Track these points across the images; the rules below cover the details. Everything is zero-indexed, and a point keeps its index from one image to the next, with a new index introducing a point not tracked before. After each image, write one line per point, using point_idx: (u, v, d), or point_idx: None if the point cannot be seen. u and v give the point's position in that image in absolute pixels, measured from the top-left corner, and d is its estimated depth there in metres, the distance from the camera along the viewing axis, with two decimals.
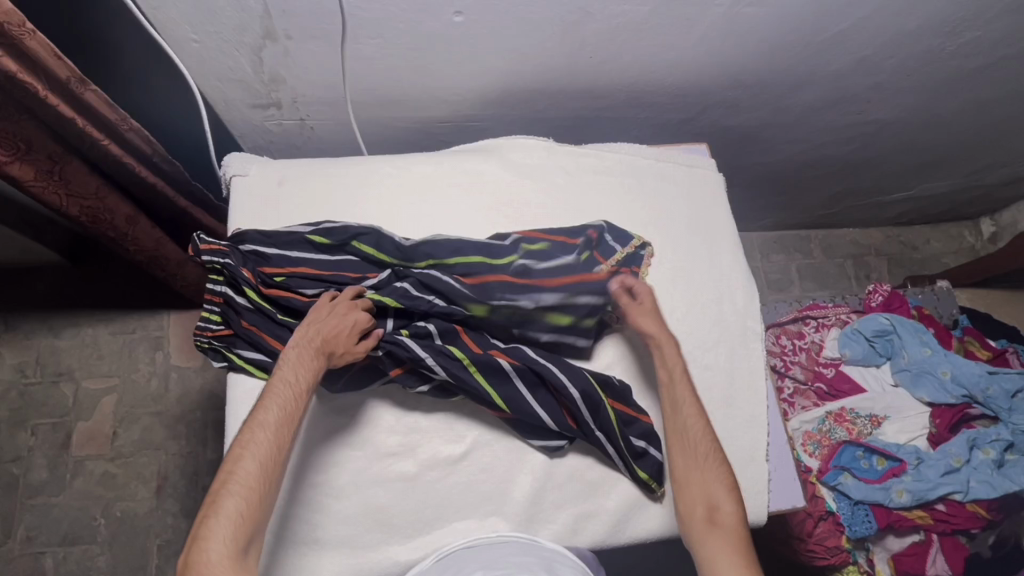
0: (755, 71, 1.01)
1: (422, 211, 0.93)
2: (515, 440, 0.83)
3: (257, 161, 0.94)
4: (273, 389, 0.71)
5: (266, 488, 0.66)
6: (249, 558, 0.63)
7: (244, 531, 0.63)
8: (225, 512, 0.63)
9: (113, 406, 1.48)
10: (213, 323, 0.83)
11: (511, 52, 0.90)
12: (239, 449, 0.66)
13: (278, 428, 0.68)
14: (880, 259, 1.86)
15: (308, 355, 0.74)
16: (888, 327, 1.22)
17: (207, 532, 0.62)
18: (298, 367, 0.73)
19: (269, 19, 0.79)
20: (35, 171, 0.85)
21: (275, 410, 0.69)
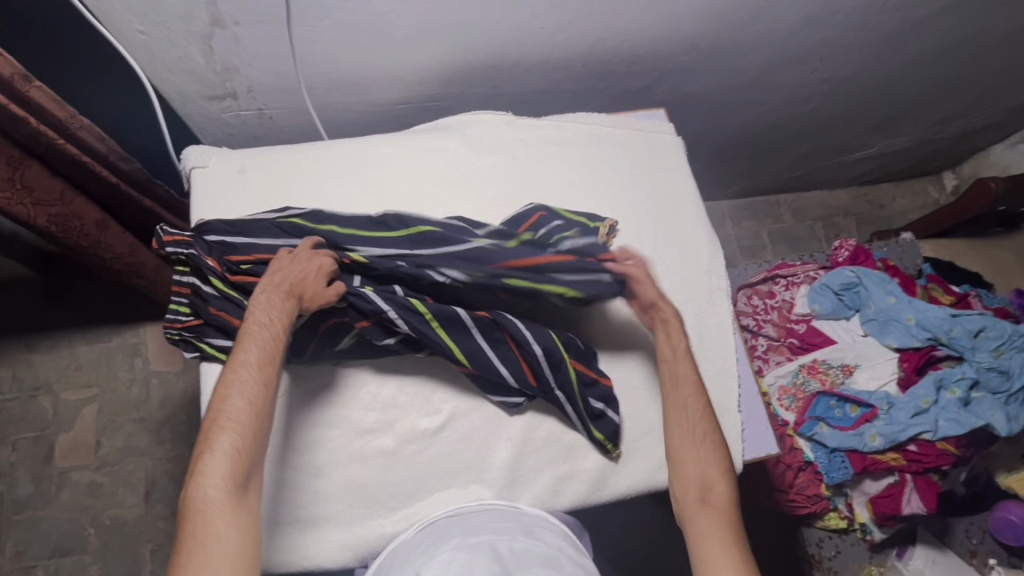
0: (706, 34, 1.03)
1: (386, 190, 0.93)
2: (492, 409, 0.84)
3: (215, 152, 0.93)
4: (250, 331, 0.71)
5: (257, 425, 0.67)
6: (249, 492, 0.65)
7: (240, 465, 0.65)
8: (219, 450, 0.64)
9: (94, 415, 1.46)
10: (182, 314, 0.84)
11: (461, 26, 0.90)
12: (223, 390, 0.67)
13: (260, 368, 0.69)
14: (848, 219, 1.89)
15: (281, 298, 0.74)
16: (855, 279, 1.25)
17: (204, 468, 0.64)
18: (271, 309, 0.73)
19: (214, 5, 0.78)
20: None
21: (254, 349, 0.69)
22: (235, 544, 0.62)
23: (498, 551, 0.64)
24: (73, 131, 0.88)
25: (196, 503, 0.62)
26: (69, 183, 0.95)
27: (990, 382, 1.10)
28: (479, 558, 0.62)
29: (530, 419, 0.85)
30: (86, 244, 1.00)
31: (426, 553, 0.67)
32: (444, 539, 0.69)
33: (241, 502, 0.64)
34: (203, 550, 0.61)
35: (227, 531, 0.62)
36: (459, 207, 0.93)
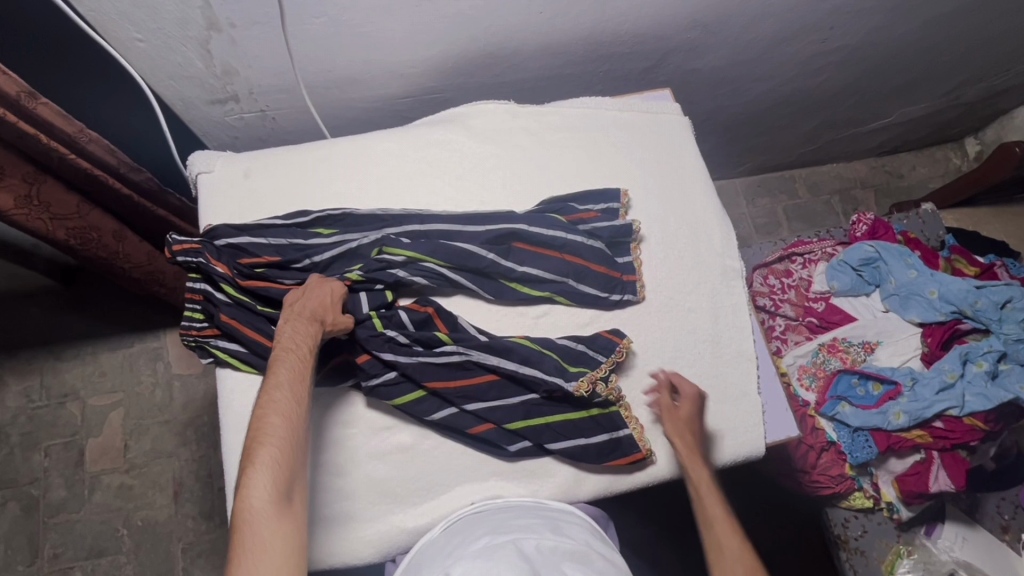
0: (711, 9, 1.00)
1: (390, 187, 0.93)
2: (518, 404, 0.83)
3: (220, 156, 0.94)
4: (280, 355, 0.72)
5: (296, 437, 0.68)
6: (292, 505, 0.65)
7: (282, 474, 0.65)
8: (262, 461, 0.65)
9: (121, 419, 1.50)
10: (197, 322, 0.84)
11: (457, 15, 0.88)
12: (262, 409, 0.68)
13: (292, 385, 0.70)
14: (866, 191, 1.85)
15: (305, 325, 0.76)
16: (874, 254, 1.22)
17: (248, 481, 0.64)
18: (295, 336, 0.74)
19: (209, 9, 0.78)
20: (14, 198, 0.86)
21: (286, 370, 0.71)
22: (282, 554, 0.61)
23: (525, 551, 0.63)
24: (82, 144, 0.87)
25: (242, 517, 0.62)
26: (86, 196, 0.97)
27: (1018, 354, 1.07)
28: (507, 558, 0.61)
29: None
30: (107, 254, 1.01)
31: (453, 553, 0.67)
32: (470, 539, 0.69)
33: (284, 514, 0.64)
34: (252, 562, 0.60)
35: (273, 540, 0.62)
36: (464, 199, 0.93)
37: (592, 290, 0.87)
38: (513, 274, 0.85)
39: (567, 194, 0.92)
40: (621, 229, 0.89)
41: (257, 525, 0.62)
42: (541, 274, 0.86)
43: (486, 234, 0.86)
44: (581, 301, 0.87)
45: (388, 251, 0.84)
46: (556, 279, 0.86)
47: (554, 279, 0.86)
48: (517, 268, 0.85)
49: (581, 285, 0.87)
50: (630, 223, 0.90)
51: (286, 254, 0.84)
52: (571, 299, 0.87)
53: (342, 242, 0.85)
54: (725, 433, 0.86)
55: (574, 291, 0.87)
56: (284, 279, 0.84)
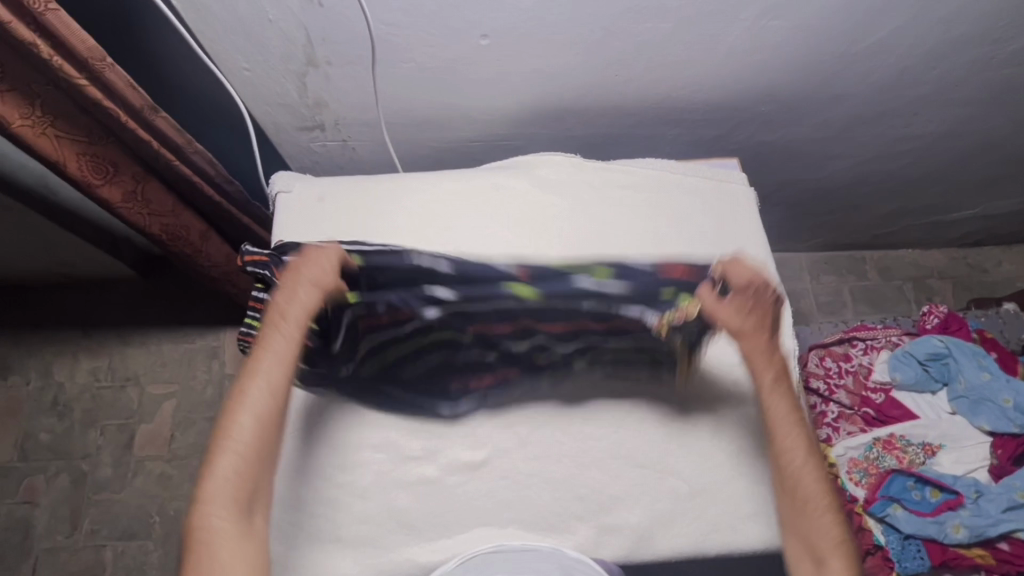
0: (788, 86, 1.01)
1: (451, 227, 0.96)
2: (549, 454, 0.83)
3: (300, 179, 1.01)
4: (259, 360, 0.72)
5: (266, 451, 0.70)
6: (254, 517, 0.69)
7: (240, 489, 0.67)
8: (223, 473, 0.67)
9: (172, 410, 1.58)
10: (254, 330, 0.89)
11: (535, 72, 0.93)
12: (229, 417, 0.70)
13: (268, 386, 0.71)
14: (943, 281, 1.75)
15: (294, 324, 0.74)
16: (943, 349, 1.15)
17: (208, 496, 0.66)
18: (281, 338, 0.73)
19: (311, 48, 0.85)
20: (123, 192, 0.94)
21: (263, 378, 0.72)
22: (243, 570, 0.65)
23: None
24: (188, 154, 0.95)
25: (197, 529, 0.65)
26: (182, 198, 1.05)
27: None
28: None
29: (576, 463, 0.83)
30: (190, 254, 1.11)
31: None
32: None
33: (247, 529, 0.67)
34: None
35: (232, 559, 0.64)
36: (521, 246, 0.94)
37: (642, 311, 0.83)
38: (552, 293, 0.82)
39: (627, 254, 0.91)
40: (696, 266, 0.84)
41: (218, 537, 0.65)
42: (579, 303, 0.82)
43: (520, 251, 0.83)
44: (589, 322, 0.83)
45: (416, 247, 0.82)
46: (587, 293, 0.82)
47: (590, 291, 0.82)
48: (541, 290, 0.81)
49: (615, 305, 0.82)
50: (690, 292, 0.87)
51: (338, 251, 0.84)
52: (603, 316, 0.82)
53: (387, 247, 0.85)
54: (758, 518, 0.82)
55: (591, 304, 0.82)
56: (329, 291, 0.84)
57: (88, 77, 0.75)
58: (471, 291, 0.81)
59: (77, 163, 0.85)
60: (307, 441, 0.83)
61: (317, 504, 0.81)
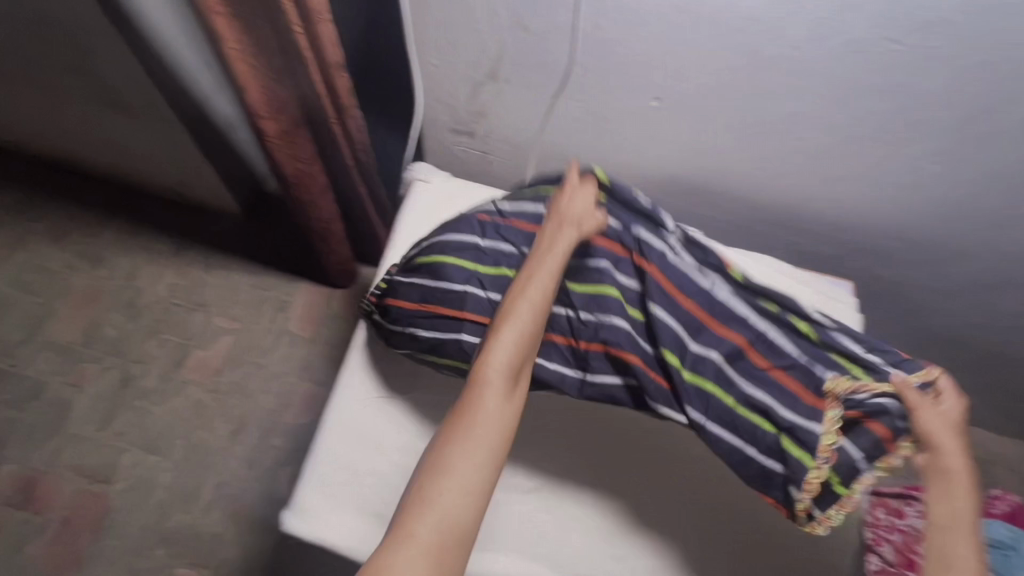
0: (923, 230, 1.02)
1: (509, 516, 0.82)
2: (597, 504, 0.84)
3: (438, 174, 1.07)
4: (541, 248, 0.77)
5: (524, 334, 0.72)
6: (506, 434, 0.68)
7: (506, 395, 0.69)
8: (486, 399, 0.68)
9: (228, 345, 1.64)
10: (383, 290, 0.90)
11: (689, 144, 0.97)
12: (518, 292, 0.74)
13: (531, 303, 0.73)
14: (1009, 473, 1.67)
15: (575, 232, 0.78)
16: (1009, 539, 1.09)
17: (468, 430, 0.66)
18: (563, 240, 0.77)
19: (498, 63, 0.93)
20: (279, 130, 1.02)
21: (546, 266, 0.75)
22: (479, 482, 0.64)
23: None
24: (344, 114, 1.05)
25: (480, 383, 0.69)
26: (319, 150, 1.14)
27: None
28: None
29: (619, 520, 0.83)
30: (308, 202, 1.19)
31: None
32: None
33: (501, 451, 0.67)
34: (437, 499, 0.62)
35: (475, 478, 0.64)
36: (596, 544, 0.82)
37: (778, 469, 0.76)
38: (736, 395, 0.78)
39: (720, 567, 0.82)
40: (882, 347, 0.79)
41: (475, 434, 0.66)
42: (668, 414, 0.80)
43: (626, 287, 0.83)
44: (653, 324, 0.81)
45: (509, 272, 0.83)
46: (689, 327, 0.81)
47: (728, 307, 0.80)
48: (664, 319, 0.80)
49: (755, 346, 0.79)
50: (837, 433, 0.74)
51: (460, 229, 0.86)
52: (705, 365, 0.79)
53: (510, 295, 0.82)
54: None
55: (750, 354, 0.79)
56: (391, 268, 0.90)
57: (305, 24, 0.86)
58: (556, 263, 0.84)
59: (259, 92, 0.94)
60: (376, 413, 0.86)
61: (369, 474, 0.83)
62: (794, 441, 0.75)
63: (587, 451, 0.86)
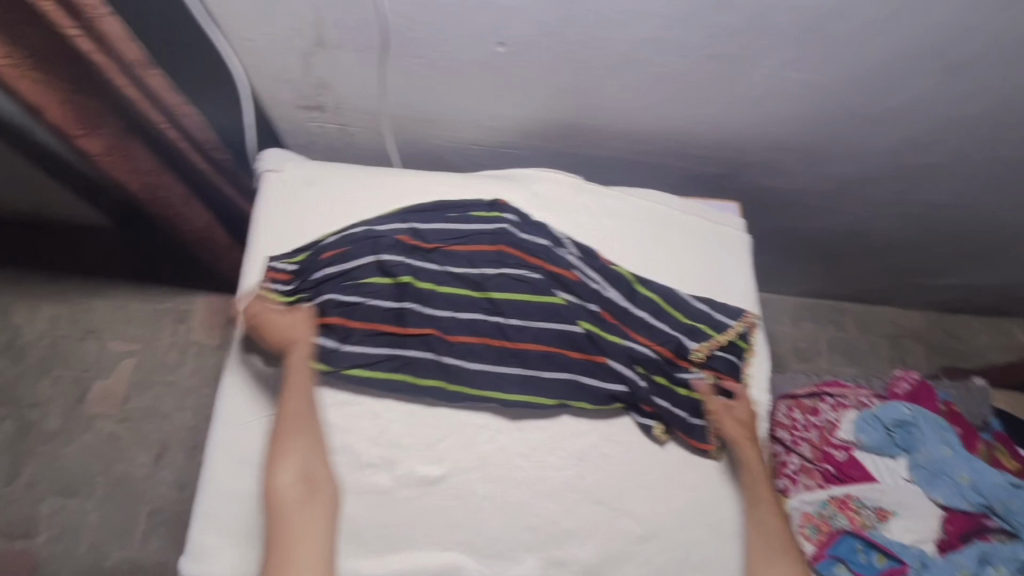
0: (799, 138, 1.00)
1: (420, 510, 0.80)
2: (508, 479, 0.83)
3: (293, 160, 0.98)
4: (287, 384, 0.80)
5: (305, 455, 0.77)
6: (322, 524, 0.74)
7: (303, 498, 0.74)
8: (289, 514, 0.73)
9: (131, 369, 1.54)
10: (271, 302, 0.86)
11: (550, 86, 0.90)
12: (281, 434, 0.77)
13: (300, 412, 0.78)
14: (918, 344, 1.79)
15: (303, 356, 0.82)
16: (910, 418, 1.15)
17: (286, 544, 0.71)
18: (304, 369, 0.81)
19: (320, 28, 0.82)
20: (103, 145, 0.93)
21: (298, 396, 0.79)
22: None
23: None
24: (177, 117, 0.93)
25: (279, 519, 0.73)
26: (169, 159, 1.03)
27: None
28: None
29: (531, 490, 0.83)
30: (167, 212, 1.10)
31: None
32: None
33: (323, 542, 0.73)
34: None
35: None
36: (511, 519, 0.81)
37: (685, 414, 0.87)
38: (614, 354, 0.87)
39: (635, 513, 0.83)
40: (734, 312, 0.93)
41: (287, 544, 0.71)
42: (587, 382, 0.85)
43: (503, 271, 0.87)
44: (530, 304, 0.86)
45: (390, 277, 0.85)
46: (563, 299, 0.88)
47: (620, 302, 0.90)
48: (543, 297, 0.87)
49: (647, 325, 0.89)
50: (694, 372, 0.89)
51: (358, 251, 0.86)
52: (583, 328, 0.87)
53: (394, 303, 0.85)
54: (706, 569, 0.82)
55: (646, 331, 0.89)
56: (280, 284, 0.86)
57: (81, 25, 0.75)
58: (434, 259, 0.87)
59: (59, 110, 0.84)
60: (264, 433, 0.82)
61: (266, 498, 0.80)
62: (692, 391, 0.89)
63: (491, 429, 0.85)
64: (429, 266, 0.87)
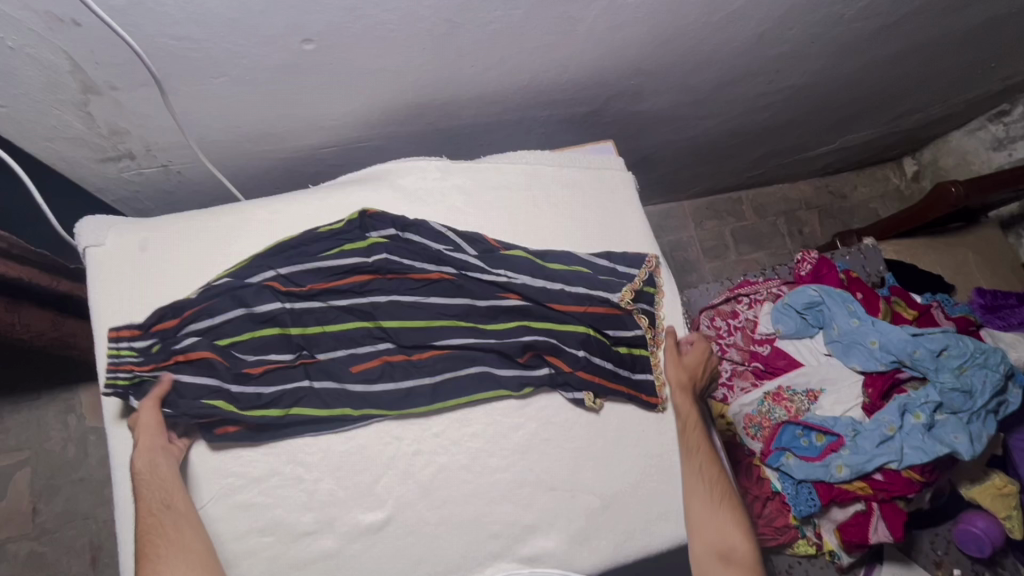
0: (656, 58, 0.95)
1: (374, 560, 0.76)
2: (457, 497, 0.80)
3: (113, 225, 0.83)
4: (148, 494, 0.68)
5: (184, 549, 0.66)
6: None
7: None
8: None
9: (28, 480, 1.36)
10: (126, 358, 0.75)
11: (382, 71, 0.80)
12: (148, 537, 0.65)
13: (172, 526, 0.67)
14: (811, 212, 1.88)
15: (154, 452, 0.71)
16: (818, 298, 1.21)
17: None
18: (161, 465, 0.70)
19: (82, 72, 0.68)
20: None
21: (165, 503, 0.68)
22: None
23: None
24: None
25: None
26: None
27: (954, 403, 1.07)
28: None
29: (483, 500, 0.80)
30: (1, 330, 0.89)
31: None
32: None
33: None
34: None
35: None
36: (471, 534, 0.79)
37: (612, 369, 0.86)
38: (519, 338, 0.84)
39: (590, 489, 0.83)
40: (635, 259, 0.92)
41: None
42: (497, 370, 0.83)
43: (388, 288, 0.83)
44: (423, 315, 0.83)
45: (266, 328, 0.78)
46: (456, 300, 0.84)
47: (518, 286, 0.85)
48: (433, 306, 0.83)
49: (551, 304, 0.85)
50: (614, 321, 0.88)
51: (223, 305, 0.77)
52: (483, 324, 0.84)
53: (278, 355, 0.78)
54: (669, 517, 0.83)
55: (548, 310, 0.86)
56: (130, 340, 0.76)
57: None
58: (310, 295, 0.81)
59: None
60: None
61: None
62: (630, 346, 0.89)
63: (426, 453, 0.80)
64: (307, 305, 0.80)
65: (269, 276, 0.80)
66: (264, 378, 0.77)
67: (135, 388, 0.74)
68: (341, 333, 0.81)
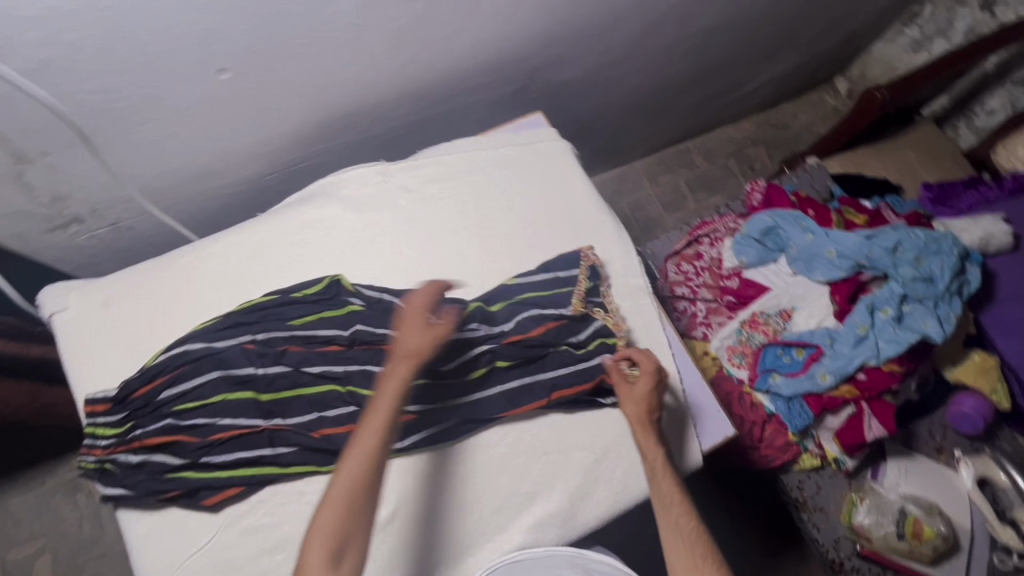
0: (565, 25, 0.98)
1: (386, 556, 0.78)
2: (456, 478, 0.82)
3: (74, 289, 0.85)
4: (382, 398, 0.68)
5: (354, 516, 0.61)
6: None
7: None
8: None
9: (49, 566, 1.36)
10: (100, 438, 0.76)
11: (303, 87, 0.82)
12: (347, 465, 0.63)
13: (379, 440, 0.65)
14: (758, 148, 1.92)
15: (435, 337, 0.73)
16: (772, 223, 1.25)
17: None
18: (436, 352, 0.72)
19: (10, 144, 0.70)
20: None
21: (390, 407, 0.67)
22: None
23: None
24: None
25: None
26: None
27: (918, 292, 1.11)
28: None
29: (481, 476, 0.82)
30: None
31: None
32: None
33: None
34: None
35: None
36: (476, 510, 0.81)
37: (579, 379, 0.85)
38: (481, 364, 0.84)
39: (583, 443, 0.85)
40: (573, 259, 0.92)
41: None
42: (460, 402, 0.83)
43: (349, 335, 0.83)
44: (385, 360, 0.83)
45: (235, 393, 0.77)
46: None
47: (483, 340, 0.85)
48: (399, 345, 0.83)
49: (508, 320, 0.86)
50: (574, 329, 0.87)
51: (198, 369, 0.77)
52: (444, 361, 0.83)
53: (252, 418, 0.77)
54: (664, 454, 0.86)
55: (516, 349, 0.85)
56: (103, 415, 0.77)
57: None
58: (277, 354, 0.80)
59: None
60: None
61: None
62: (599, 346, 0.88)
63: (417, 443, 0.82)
64: (277, 370, 0.80)
65: (242, 331, 0.80)
66: (237, 443, 0.76)
67: (102, 473, 0.76)
68: (314, 391, 0.80)
